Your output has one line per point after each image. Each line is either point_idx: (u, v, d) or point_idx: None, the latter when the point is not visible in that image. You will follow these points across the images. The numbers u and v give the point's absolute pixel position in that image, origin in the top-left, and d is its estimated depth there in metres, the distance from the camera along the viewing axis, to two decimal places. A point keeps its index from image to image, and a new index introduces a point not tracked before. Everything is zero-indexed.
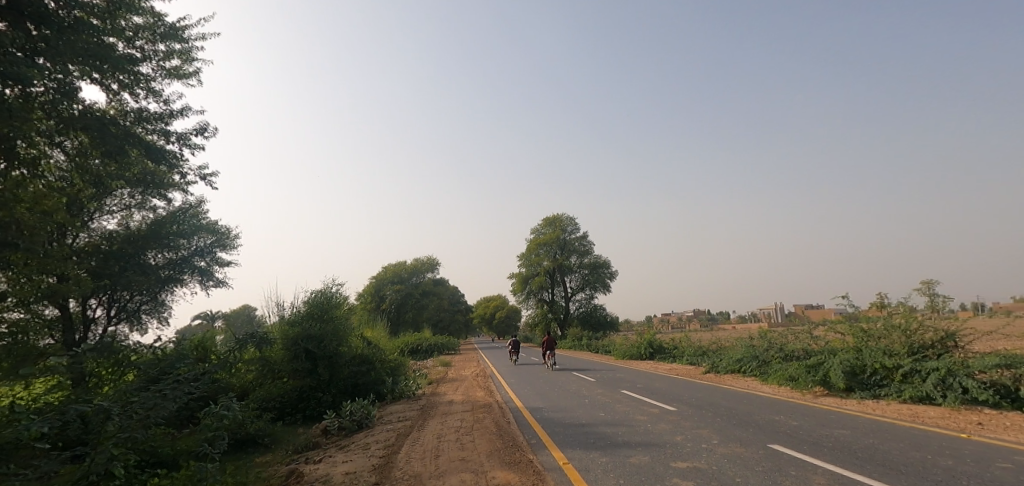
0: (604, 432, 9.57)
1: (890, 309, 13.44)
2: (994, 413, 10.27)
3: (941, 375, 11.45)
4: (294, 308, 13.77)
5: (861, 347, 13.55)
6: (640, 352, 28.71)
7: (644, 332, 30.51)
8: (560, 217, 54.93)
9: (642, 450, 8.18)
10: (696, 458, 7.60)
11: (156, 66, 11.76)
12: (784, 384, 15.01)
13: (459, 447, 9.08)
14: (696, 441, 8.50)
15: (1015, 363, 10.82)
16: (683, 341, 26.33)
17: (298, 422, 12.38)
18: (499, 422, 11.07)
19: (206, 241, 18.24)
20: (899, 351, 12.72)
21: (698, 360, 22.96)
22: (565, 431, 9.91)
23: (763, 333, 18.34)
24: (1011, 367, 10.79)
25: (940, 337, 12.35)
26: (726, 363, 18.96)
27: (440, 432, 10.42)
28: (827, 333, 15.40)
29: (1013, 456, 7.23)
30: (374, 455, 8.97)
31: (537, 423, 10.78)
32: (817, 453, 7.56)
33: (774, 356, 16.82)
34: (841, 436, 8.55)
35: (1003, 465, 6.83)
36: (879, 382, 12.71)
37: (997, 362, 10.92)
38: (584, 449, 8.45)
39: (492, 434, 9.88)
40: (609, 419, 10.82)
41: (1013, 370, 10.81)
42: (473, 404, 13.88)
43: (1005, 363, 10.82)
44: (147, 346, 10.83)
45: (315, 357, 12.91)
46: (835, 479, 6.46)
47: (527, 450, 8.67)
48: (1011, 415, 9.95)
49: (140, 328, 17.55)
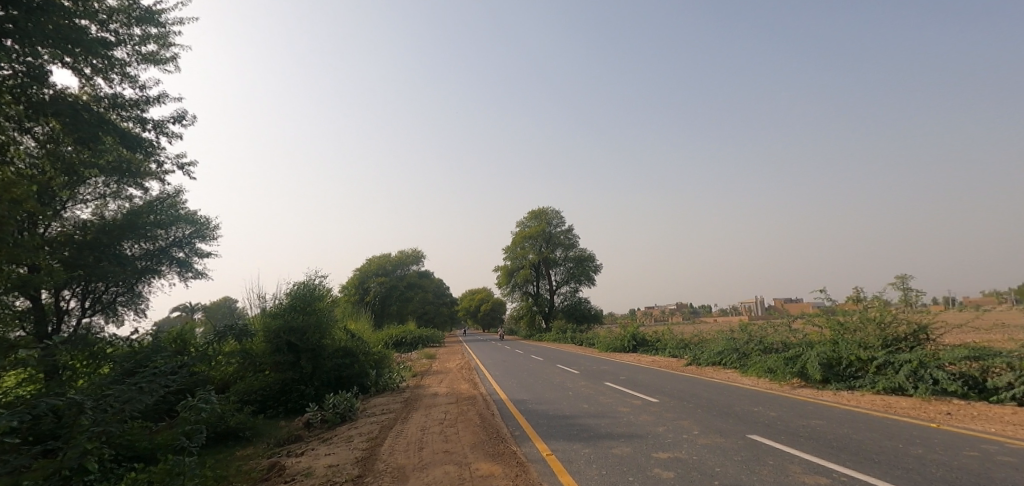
0: (587, 424, 9.65)
1: (866, 302, 13.70)
2: (963, 403, 10.61)
3: (913, 367, 11.78)
4: (277, 300, 13.63)
5: (838, 339, 13.77)
6: (623, 345, 29.04)
7: (627, 324, 30.78)
8: (546, 209, 55.06)
9: (624, 441, 8.28)
10: (677, 449, 7.71)
11: (130, 51, 11.50)
12: (763, 376, 15.29)
13: (443, 438, 9.15)
14: (677, 433, 8.63)
15: (983, 355, 11.21)
16: (666, 333, 26.66)
17: (280, 415, 12.48)
18: (483, 414, 11.14)
19: (185, 232, 18.04)
20: (874, 343, 13.00)
21: (679, 352, 23.31)
22: (548, 423, 9.98)
23: (744, 325, 18.58)
24: (980, 359, 11.15)
25: (913, 330, 12.71)
26: (707, 356, 19.26)
27: (424, 424, 10.47)
28: (805, 326, 15.67)
29: (979, 444, 7.48)
30: (357, 447, 8.97)
31: (521, 415, 10.88)
32: (794, 443, 7.71)
33: (754, 349, 17.11)
34: (817, 426, 8.75)
35: (970, 453, 7.07)
36: (854, 373, 13.00)
37: (966, 354, 11.26)
38: (567, 441, 8.53)
39: (476, 426, 9.96)
40: (593, 411, 10.92)
41: (981, 362, 11.18)
42: (457, 396, 13.94)
43: (973, 356, 11.18)
44: (123, 338, 10.74)
45: (298, 349, 12.84)
46: (811, 467, 6.62)
47: (511, 441, 8.75)
48: (978, 405, 10.29)
49: (116, 320, 17.29)
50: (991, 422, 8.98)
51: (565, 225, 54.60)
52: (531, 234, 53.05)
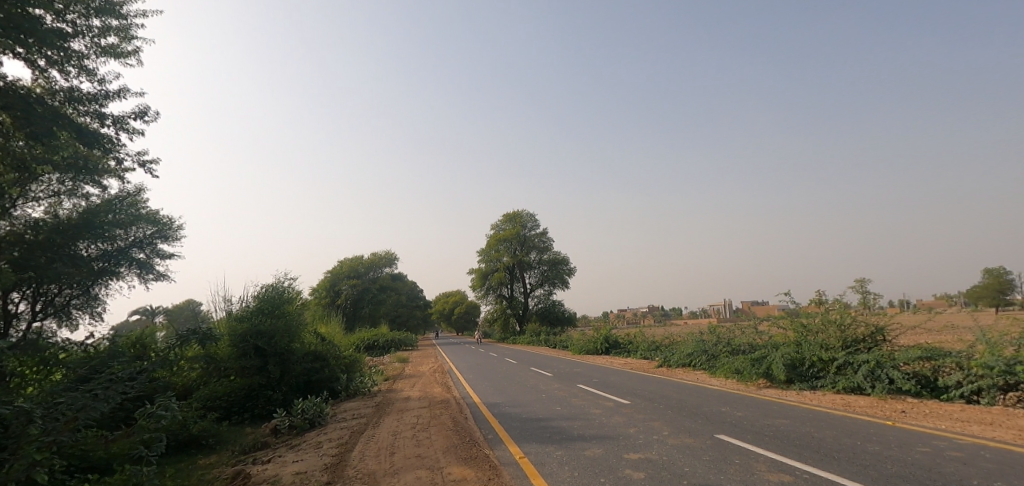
0: (560, 426, 9.71)
1: (828, 305, 14.12)
2: (916, 401, 11.04)
3: (870, 367, 12.19)
4: (244, 303, 13.35)
5: (801, 341, 14.15)
6: (596, 347, 29.30)
7: (600, 327, 31.04)
8: (521, 212, 55.20)
9: (596, 443, 8.37)
10: (647, 449, 7.83)
11: (88, 43, 11.17)
12: (730, 377, 15.62)
13: (415, 443, 9.08)
14: (648, 433, 8.75)
15: (934, 355, 11.67)
16: (638, 335, 27.00)
17: (245, 422, 11.97)
18: (455, 418, 11.09)
19: (146, 232, 17.56)
20: (835, 344, 13.41)
21: (651, 354, 23.64)
22: (521, 425, 10.01)
23: (713, 327, 18.93)
24: (931, 359, 11.61)
25: (871, 332, 13.18)
26: (678, 357, 19.58)
27: (396, 428, 10.35)
28: (770, 328, 16.06)
29: (931, 440, 7.80)
30: (326, 453, 8.84)
31: (494, 418, 10.88)
32: (760, 442, 7.91)
33: (722, 350, 17.48)
34: (781, 425, 8.99)
35: (922, 449, 7.37)
36: (816, 374, 13.40)
37: (919, 354, 11.74)
38: (539, 443, 8.57)
39: (449, 430, 9.93)
40: (565, 413, 11.00)
41: (933, 362, 11.64)
42: (430, 400, 13.84)
43: (925, 356, 11.64)
44: (77, 343, 10.38)
45: (265, 354, 12.59)
46: (774, 465, 6.80)
47: (484, 444, 8.75)
48: (930, 403, 10.72)
49: (69, 323, 16.69)
50: (942, 419, 9.37)
51: (540, 228, 54.82)
52: (506, 237, 53.08)
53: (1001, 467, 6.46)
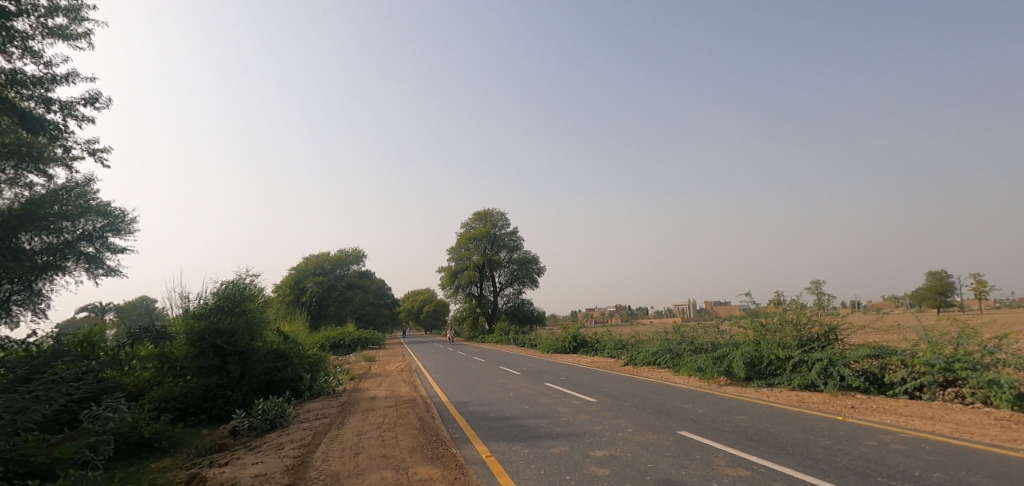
0: (527, 425, 9.77)
1: (785, 305, 14.58)
2: (865, 397, 11.54)
3: (824, 365, 12.66)
4: (202, 300, 12.95)
5: (760, 340, 14.57)
6: (564, 346, 29.55)
7: (568, 326, 31.30)
8: (491, 211, 55.19)
9: (562, 441, 8.46)
10: (612, 446, 7.96)
11: (35, 23, 10.75)
12: (693, 375, 15.98)
13: (380, 443, 9.00)
14: (613, 431, 8.89)
15: (882, 353, 12.21)
16: (605, 335, 27.35)
17: (202, 423, 11.74)
18: (422, 417, 11.03)
19: (96, 224, 16.89)
20: (791, 343, 13.88)
21: (617, 353, 23.98)
22: (488, 424, 10.03)
23: (677, 326, 19.31)
24: (879, 357, 12.14)
25: (824, 331, 13.70)
26: (643, 356, 19.92)
27: (361, 429, 10.23)
28: (732, 327, 16.48)
29: (878, 434, 8.16)
30: (287, 455, 8.68)
31: (461, 417, 10.88)
32: (720, 438, 8.13)
33: (686, 349, 17.87)
34: (740, 421, 9.26)
35: (870, 442, 7.70)
36: (773, 371, 13.83)
37: (868, 353, 12.26)
38: (506, 441, 8.61)
39: (415, 429, 9.87)
40: (533, 411, 11.07)
41: (881, 359, 12.18)
42: (396, 399, 13.72)
43: (874, 354, 12.17)
44: (19, 342, 9.92)
45: (225, 353, 12.25)
46: (733, 460, 7.00)
47: (451, 444, 8.73)
48: (877, 399, 11.23)
49: (11, 320, 15.91)
50: (888, 414, 9.82)
51: (510, 227, 54.91)
52: (476, 235, 52.98)
53: (940, 459, 6.81)
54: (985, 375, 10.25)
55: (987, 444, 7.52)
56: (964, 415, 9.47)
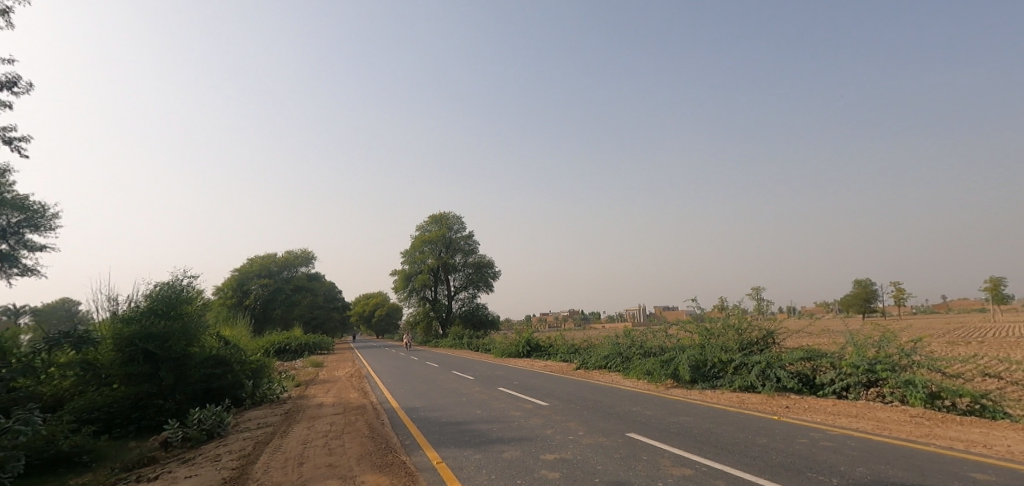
0: (479, 430, 9.76)
1: (728, 310, 15.14)
2: (798, 397, 12.16)
3: (762, 367, 13.24)
4: (133, 303, 12.23)
5: (705, 343, 15.08)
6: (518, 350, 29.68)
7: (522, 330, 31.47)
8: (447, 214, 54.89)
9: (514, 445, 8.50)
10: (563, 450, 8.06)
11: None
12: (642, 378, 16.37)
13: (326, 452, 8.78)
14: (564, 434, 9.00)
15: (813, 355, 12.91)
16: (558, 339, 27.66)
17: (130, 435, 11.18)
18: (371, 424, 10.83)
19: (11, 219, 15.80)
20: (733, 347, 14.44)
21: (570, 357, 24.29)
22: (440, 429, 9.96)
23: (628, 331, 19.73)
24: (811, 359, 12.82)
25: (763, 335, 14.39)
26: (595, 360, 20.26)
27: (306, 437, 9.96)
28: (678, 332, 16.99)
29: (810, 432, 8.61)
30: (225, 467, 8.35)
31: (412, 423, 10.75)
32: (667, 439, 8.37)
33: (635, 353, 18.29)
34: (685, 422, 9.56)
35: (802, 440, 8.11)
36: (716, 374, 14.34)
37: (801, 355, 12.91)
38: (457, 447, 8.58)
39: (364, 436, 9.70)
40: (485, 416, 11.06)
41: (812, 362, 12.87)
42: (344, 406, 13.43)
43: (806, 356, 12.85)
44: None
45: (157, 359, 11.69)
46: (678, 460, 7.23)
47: (401, 451, 8.61)
48: (809, 399, 11.84)
49: None
50: (819, 413, 10.38)
51: (466, 230, 54.73)
52: (431, 238, 52.52)
53: (863, 454, 7.26)
54: (903, 375, 10.98)
55: (903, 439, 8.07)
56: (884, 413, 10.13)
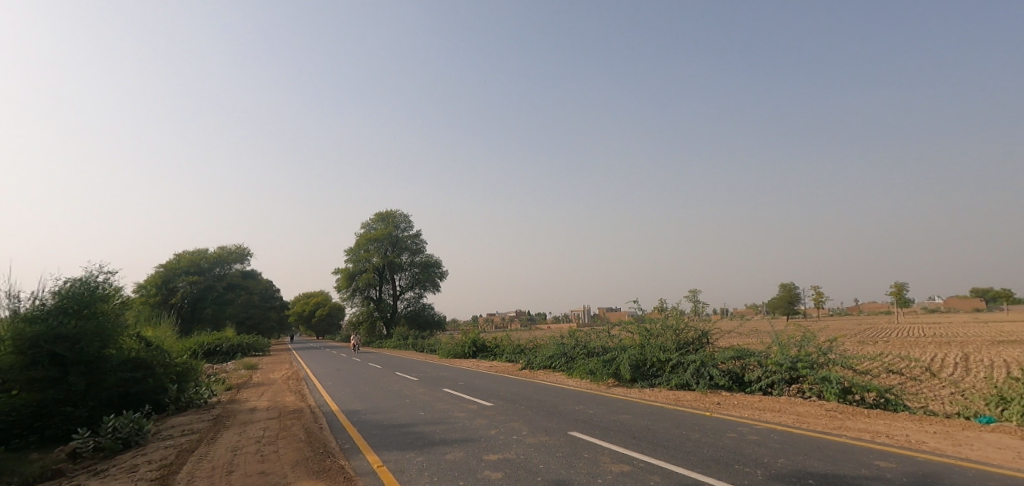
0: (422, 431, 9.69)
1: (667, 312, 15.68)
2: (728, 394, 12.80)
3: (696, 365, 13.80)
4: (38, 301, 11.27)
5: (645, 343, 15.55)
6: (463, 351, 29.60)
7: (469, 330, 31.41)
8: (393, 212, 54.05)
9: (457, 446, 8.49)
10: (506, 450, 8.12)
11: None
12: (585, 378, 16.70)
13: (258, 459, 8.46)
14: (507, 434, 9.07)
15: (742, 354, 13.63)
16: (505, 339, 27.80)
17: (32, 446, 10.34)
18: (309, 429, 10.51)
19: None
20: (671, 346, 14.98)
21: (516, 357, 24.46)
22: (382, 432, 9.81)
23: (572, 331, 20.08)
24: (740, 357, 13.51)
25: (698, 336, 15.08)
26: (540, 360, 20.50)
27: (236, 444, 9.55)
28: (620, 332, 17.45)
29: (739, 427, 9.06)
30: (145, 477, 7.90)
31: (352, 426, 10.53)
32: (607, 436, 8.59)
33: (579, 353, 18.64)
34: (625, 420, 9.84)
35: (732, 434, 8.54)
36: (655, 373, 14.82)
37: (732, 354, 13.57)
38: (399, 450, 8.48)
39: (300, 442, 9.40)
40: (428, 418, 10.98)
41: (741, 360, 13.59)
42: (279, 410, 12.97)
43: (736, 355, 13.55)
44: None
45: (66, 363, 10.89)
46: (618, 457, 7.44)
47: (339, 455, 8.43)
48: (738, 396, 12.46)
49: None
50: (746, 408, 10.95)
51: (413, 229, 54.07)
52: (377, 236, 51.53)
53: (784, 446, 7.73)
54: (819, 372, 11.75)
55: (819, 431, 8.64)
56: (803, 407, 10.81)
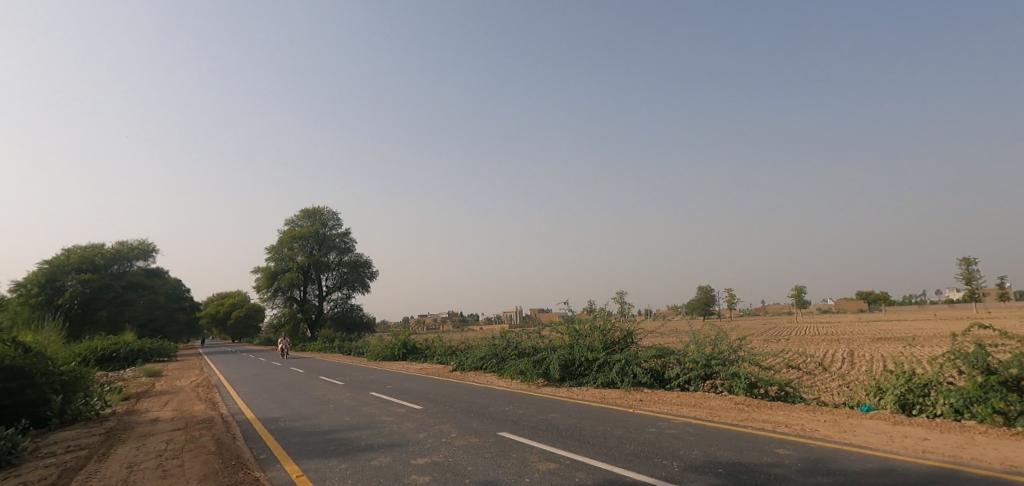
0: (347, 438, 9.42)
1: (595, 313, 16.15)
2: (649, 390, 13.40)
3: (622, 364, 14.29)
4: None
5: (573, 343, 15.90)
6: (393, 353, 29.03)
7: (399, 332, 30.87)
8: (320, 209, 52.28)
9: (384, 452, 8.33)
10: (434, 453, 8.06)
11: None
12: (516, 378, 16.85)
13: (160, 474, 7.91)
14: (436, 437, 9.00)
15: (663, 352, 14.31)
16: (437, 340, 27.57)
17: None
18: (220, 439, 9.95)
19: None
20: (598, 346, 15.43)
21: (447, 359, 24.30)
22: (302, 440, 9.44)
23: (504, 332, 20.23)
24: (661, 356, 14.18)
25: (623, 336, 15.68)
26: (471, 361, 20.48)
27: (133, 459, 8.88)
28: (551, 332, 17.76)
29: (660, 422, 9.48)
30: None
31: (269, 435, 10.07)
32: (535, 436, 8.72)
33: (510, 353, 18.80)
34: (553, 419, 10.03)
35: (652, 429, 8.92)
36: (583, 372, 15.20)
37: (654, 353, 14.19)
38: (321, 458, 8.21)
39: (209, 454, 8.88)
40: (354, 423, 10.69)
41: (662, 358, 14.26)
42: (185, 420, 12.16)
43: (657, 354, 14.21)
44: None
45: None
46: (545, 455, 7.58)
47: (253, 467, 8.04)
48: (659, 392, 13.04)
49: None
50: (665, 404, 11.48)
51: (342, 227, 52.47)
52: (302, 234, 49.69)
53: (698, 438, 8.18)
54: (731, 368, 12.55)
55: (730, 423, 9.22)
56: (716, 401, 11.50)
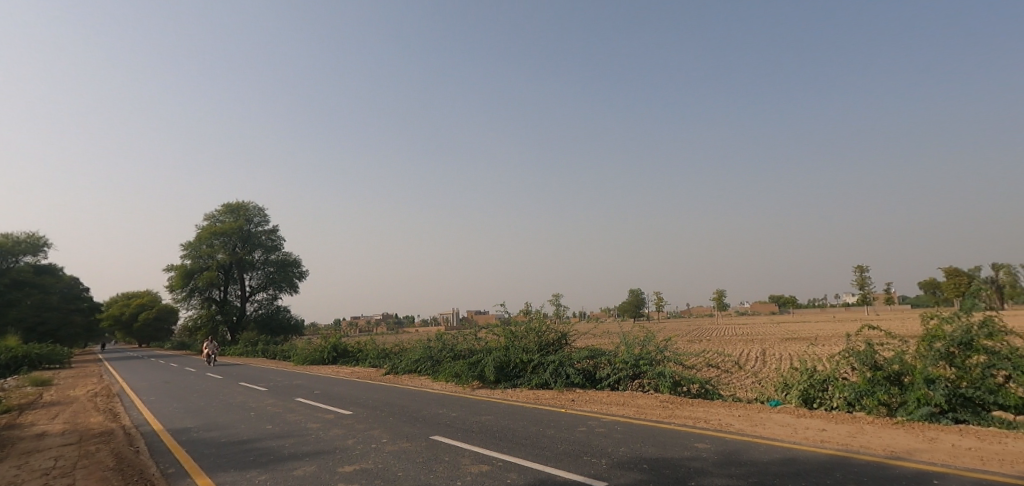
0: (269, 447, 9.01)
1: (531, 314, 16.34)
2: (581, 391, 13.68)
3: (555, 365, 14.52)
4: None
5: (508, 345, 15.99)
6: (322, 357, 28.05)
7: (329, 334, 29.89)
8: (246, 204, 49.83)
9: (309, 460, 8.04)
10: (363, 459, 7.87)
11: None
12: (450, 381, 16.74)
13: None
14: (365, 443, 8.78)
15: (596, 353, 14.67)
16: (370, 343, 26.93)
17: None
18: (121, 454, 9.24)
19: None
20: (533, 348, 15.60)
21: (380, 362, 23.78)
22: (218, 452, 8.93)
23: (439, 334, 20.06)
24: (593, 356, 14.53)
25: (557, 337, 15.93)
26: (405, 364, 20.15)
27: (16, 480, 8.07)
28: (487, 334, 17.78)
29: (590, 421, 9.72)
30: None
31: (179, 448, 9.46)
32: (467, 438, 8.70)
33: (445, 356, 18.65)
34: (486, 421, 10.05)
35: (582, 428, 9.13)
36: (517, 373, 15.32)
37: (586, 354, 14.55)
38: (239, 470, 7.80)
39: (107, 470, 8.22)
40: (277, 431, 10.24)
41: (594, 359, 14.62)
42: (80, 434, 11.18)
43: (590, 355, 14.56)
44: None
45: None
46: (477, 457, 7.58)
47: (159, 482, 7.53)
48: (591, 392, 13.37)
49: None
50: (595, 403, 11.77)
51: (269, 225, 50.25)
52: (223, 232, 46.87)
53: (625, 436, 8.45)
54: (657, 368, 13.04)
55: (655, 420, 9.57)
56: (642, 400, 11.91)
